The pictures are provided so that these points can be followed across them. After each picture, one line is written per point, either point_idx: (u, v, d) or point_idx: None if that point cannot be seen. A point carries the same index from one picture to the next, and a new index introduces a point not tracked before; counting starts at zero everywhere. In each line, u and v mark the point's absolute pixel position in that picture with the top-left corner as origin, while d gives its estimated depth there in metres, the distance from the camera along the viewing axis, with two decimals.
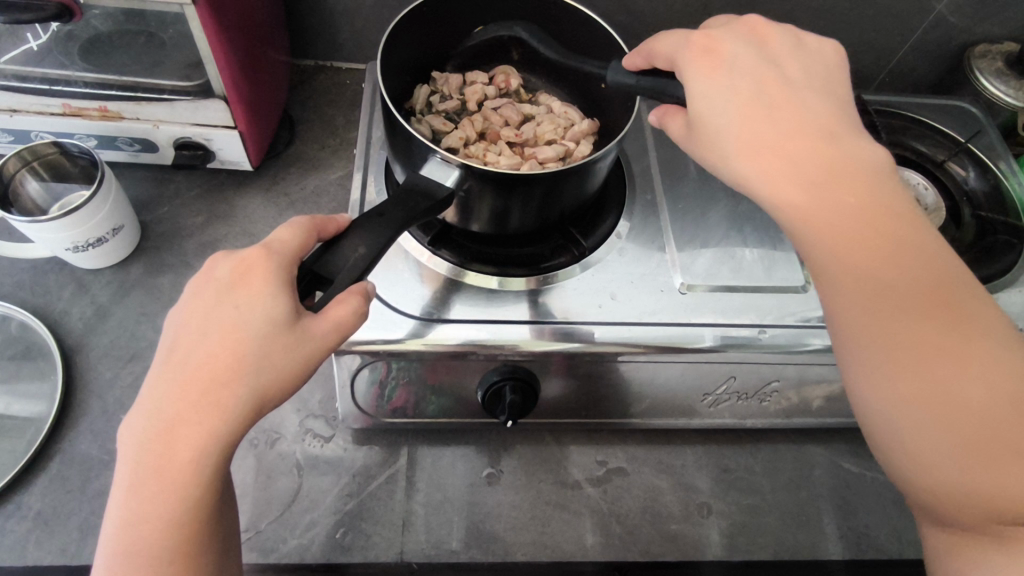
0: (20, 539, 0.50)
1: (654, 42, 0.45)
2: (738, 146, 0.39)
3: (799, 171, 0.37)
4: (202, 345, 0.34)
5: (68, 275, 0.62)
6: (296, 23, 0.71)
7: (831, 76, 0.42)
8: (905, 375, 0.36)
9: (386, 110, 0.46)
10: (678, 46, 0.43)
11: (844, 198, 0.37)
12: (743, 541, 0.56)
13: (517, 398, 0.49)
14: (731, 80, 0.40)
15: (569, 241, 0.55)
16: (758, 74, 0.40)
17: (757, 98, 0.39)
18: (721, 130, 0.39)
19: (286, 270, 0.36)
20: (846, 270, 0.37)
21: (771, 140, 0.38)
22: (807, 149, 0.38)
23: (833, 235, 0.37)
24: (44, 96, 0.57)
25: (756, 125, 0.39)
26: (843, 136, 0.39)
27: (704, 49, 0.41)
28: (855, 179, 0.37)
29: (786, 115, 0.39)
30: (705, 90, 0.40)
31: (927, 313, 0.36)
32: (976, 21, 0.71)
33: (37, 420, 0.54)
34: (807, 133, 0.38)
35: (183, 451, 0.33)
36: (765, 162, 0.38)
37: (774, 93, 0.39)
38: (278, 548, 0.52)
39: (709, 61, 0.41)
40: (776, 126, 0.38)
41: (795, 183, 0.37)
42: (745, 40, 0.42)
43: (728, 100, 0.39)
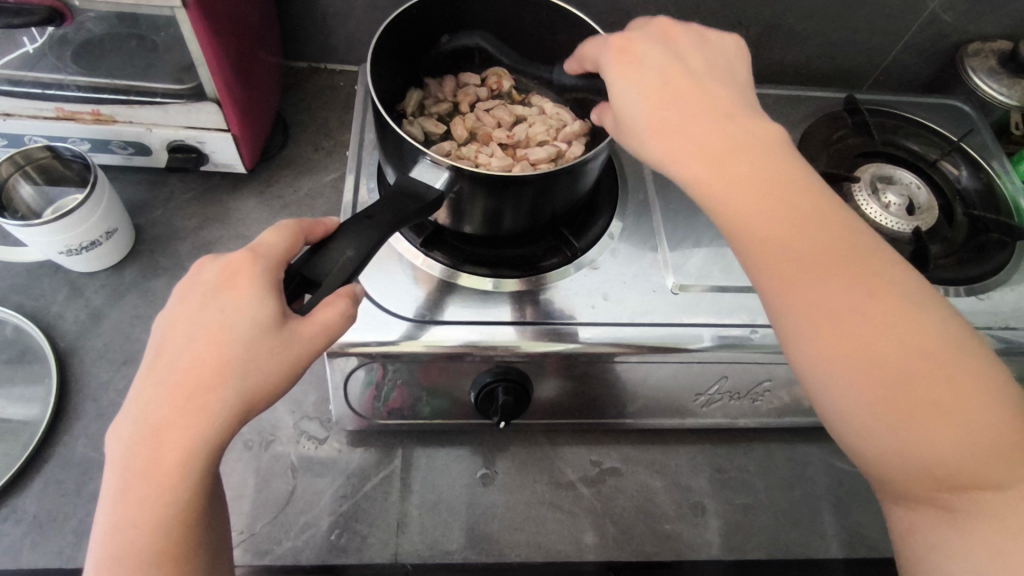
0: (16, 542, 0.50)
1: (582, 46, 0.46)
2: (650, 133, 0.39)
3: (706, 155, 0.38)
4: (189, 349, 0.34)
5: (63, 278, 0.62)
6: (289, 26, 0.71)
7: (735, 65, 0.44)
8: (833, 348, 0.35)
9: (376, 113, 0.47)
10: (596, 48, 0.44)
11: (752, 178, 0.37)
12: (738, 540, 0.56)
13: (510, 399, 0.49)
14: (640, 71, 0.41)
15: (561, 241, 0.55)
16: (664, 65, 0.41)
17: (665, 87, 0.40)
18: (635, 120, 0.40)
19: (273, 273, 0.37)
20: (761, 247, 0.37)
21: (677, 124, 0.39)
22: (711, 132, 0.39)
23: (748, 213, 0.37)
24: (36, 100, 0.57)
25: (666, 115, 0.39)
26: (750, 123, 0.39)
27: (620, 45, 0.42)
28: (760, 160, 0.38)
29: (691, 103, 0.39)
30: (618, 88, 0.41)
31: (843, 283, 0.36)
32: (967, 20, 0.71)
33: (32, 423, 0.55)
34: (714, 117, 0.39)
35: (171, 454, 0.33)
36: (674, 150, 0.38)
37: (681, 81, 0.40)
38: (272, 550, 0.52)
39: (621, 60, 0.42)
40: (683, 111, 0.39)
41: (704, 164, 0.38)
42: (656, 37, 0.43)
43: (640, 90, 0.40)
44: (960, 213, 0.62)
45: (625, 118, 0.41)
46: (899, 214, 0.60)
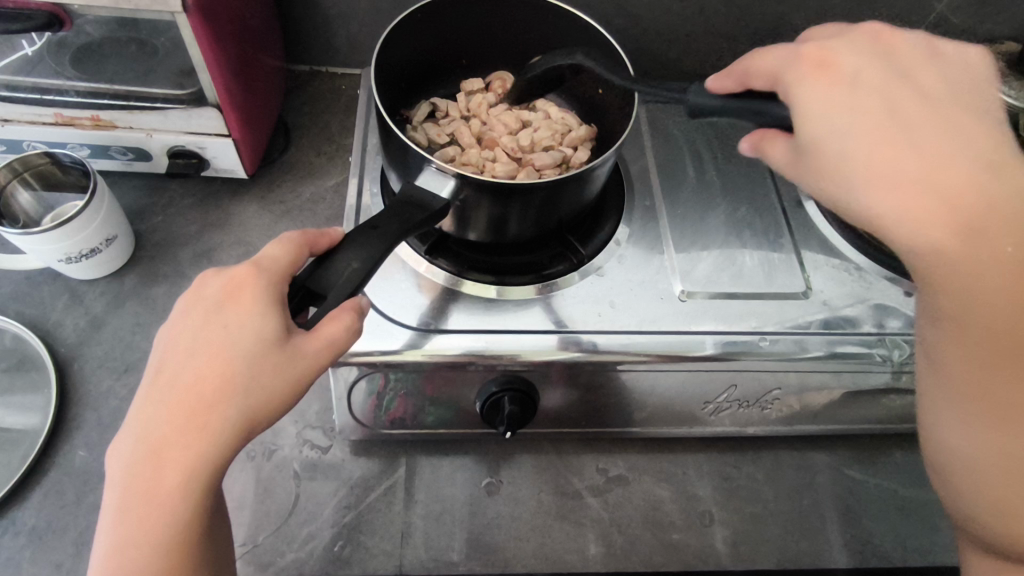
0: (15, 554, 0.50)
1: (753, 58, 0.40)
2: (872, 183, 0.34)
3: (956, 219, 0.34)
4: (191, 365, 0.34)
5: (62, 285, 0.61)
6: (290, 29, 0.70)
7: (965, 87, 0.39)
8: (1008, 436, 0.36)
9: (380, 119, 0.46)
10: (786, 61, 0.38)
11: (1008, 256, 0.34)
12: (746, 550, 0.55)
13: (515, 410, 0.48)
14: (858, 99, 0.35)
15: (567, 249, 0.55)
16: (889, 93, 0.36)
17: (893, 124, 0.35)
18: (852, 161, 0.35)
19: (276, 288, 0.36)
20: (976, 328, 0.35)
21: (920, 179, 0.34)
22: (943, 185, 0.34)
23: (978, 294, 0.35)
24: (35, 105, 0.56)
25: (903, 161, 0.34)
26: (1008, 171, 0.35)
27: (815, 61, 0.37)
28: (1016, 230, 0.34)
29: (931, 148, 0.35)
30: (830, 116, 0.35)
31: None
32: (975, 22, 0.70)
33: (32, 433, 0.54)
34: (958, 168, 0.34)
35: (171, 474, 0.33)
36: (915, 207, 0.34)
37: (911, 118, 0.35)
38: (275, 562, 0.51)
39: (828, 78, 0.36)
40: (923, 159, 0.34)
41: (951, 229, 0.34)
42: (869, 54, 0.38)
43: (856, 126, 0.35)
44: None
45: (834, 155, 0.35)
46: None
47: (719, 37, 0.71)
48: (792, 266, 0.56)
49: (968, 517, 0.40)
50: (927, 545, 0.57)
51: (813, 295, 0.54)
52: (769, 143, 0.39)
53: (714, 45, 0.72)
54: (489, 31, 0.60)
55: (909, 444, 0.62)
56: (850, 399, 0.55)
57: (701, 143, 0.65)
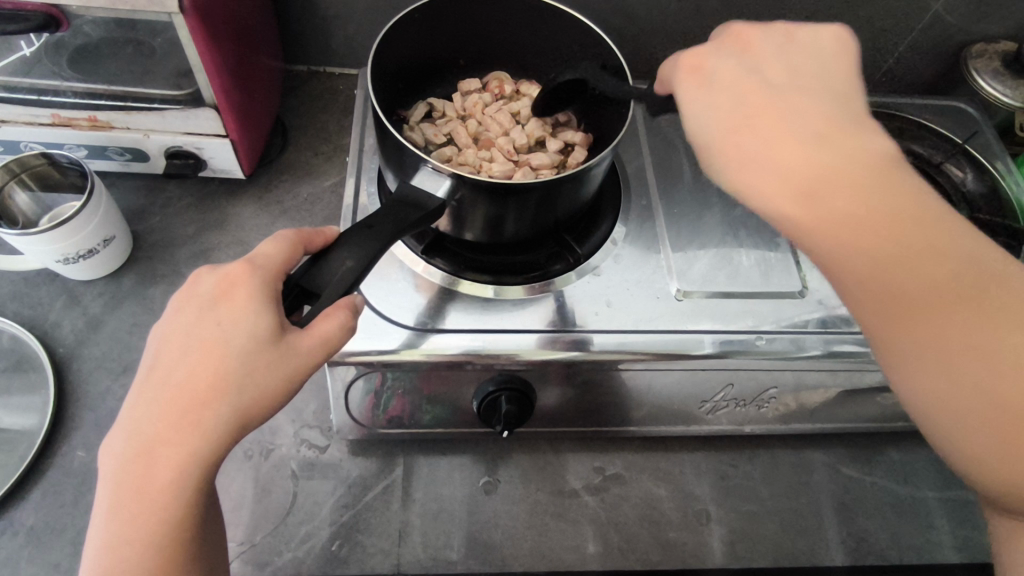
0: (13, 554, 0.50)
1: (660, 66, 0.43)
2: (730, 169, 0.36)
3: (797, 188, 0.34)
4: (184, 363, 0.34)
5: (60, 286, 0.61)
6: (287, 29, 0.70)
7: (831, 67, 0.39)
8: (949, 394, 0.33)
9: (377, 119, 0.46)
10: (670, 70, 0.41)
11: (863, 214, 0.33)
12: (743, 548, 0.55)
13: (512, 409, 0.49)
14: (714, 97, 0.38)
15: (564, 248, 0.55)
16: (740, 86, 0.38)
17: (740, 111, 0.37)
18: (711, 154, 0.37)
19: (271, 285, 0.36)
20: (866, 285, 0.34)
21: (766, 161, 0.35)
22: (776, 161, 0.35)
23: (841, 256, 0.34)
24: (32, 106, 0.56)
25: (747, 145, 0.36)
26: (842, 142, 0.35)
27: (691, 65, 0.40)
28: (862, 188, 0.34)
29: (772, 130, 0.36)
30: (693, 115, 0.38)
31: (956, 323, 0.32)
32: (970, 21, 0.70)
33: (30, 433, 0.54)
34: (799, 141, 0.35)
35: (164, 470, 0.33)
36: (764, 186, 0.35)
37: (761, 102, 0.37)
38: (273, 561, 0.51)
39: (692, 83, 0.39)
40: (766, 138, 0.36)
41: (796, 199, 0.34)
42: (729, 52, 0.40)
43: (713, 118, 0.37)
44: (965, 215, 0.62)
45: (702, 152, 0.38)
46: None
47: None
48: (788, 265, 0.56)
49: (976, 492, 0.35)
50: (923, 543, 0.57)
51: (809, 294, 0.54)
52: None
53: None
54: (486, 31, 0.60)
55: (906, 443, 0.62)
56: (847, 398, 0.55)
57: None
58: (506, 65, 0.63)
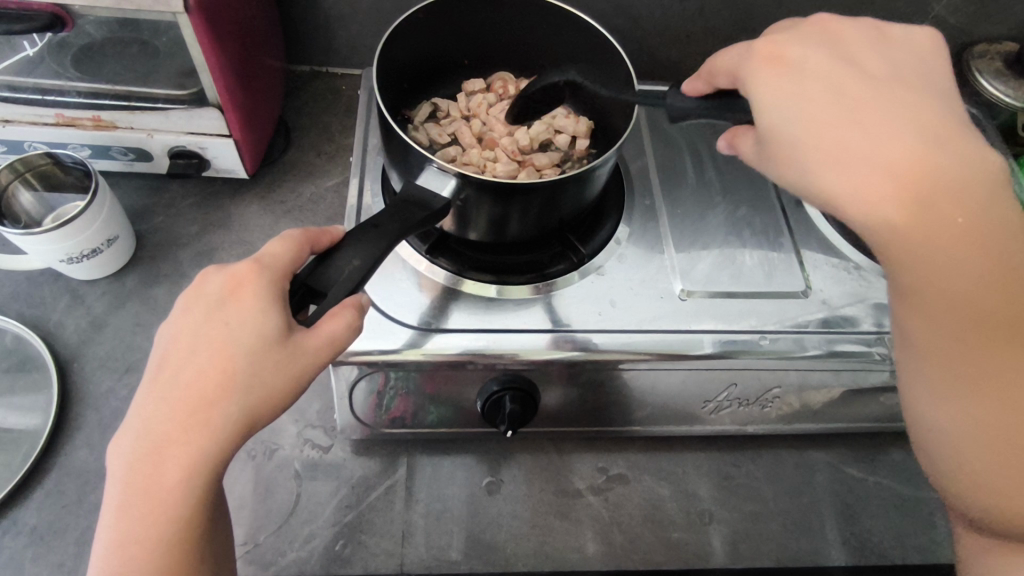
0: (17, 554, 0.50)
1: (715, 59, 0.43)
2: (826, 166, 0.36)
3: (905, 189, 0.35)
4: (192, 362, 0.34)
5: (63, 286, 0.61)
6: (290, 28, 0.70)
7: (922, 66, 0.41)
8: (973, 406, 0.37)
9: (382, 118, 0.46)
10: (741, 60, 0.41)
11: (959, 226, 0.35)
12: (746, 548, 0.56)
13: (516, 409, 0.48)
14: (808, 88, 0.38)
15: (568, 248, 0.55)
16: (835, 78, 0.38)
17: (835, 105, 0.37)
18: (805, 147, 0.37)
19: (277, 284, 0.36)
20: (926, 297, 0.36)
21: (876, 157, 0.35)
22: (882, 162, 0.35)
23: (921, 266, 0.35)
24: (36, 106, 0.56)
25: (851, 139, 0.36)
26: (953, 146, 0.36)
27: (771, 55, 0.40)
28: (964, 196, 0.35)
29: (879, 126, 0.36)
30: (779, 106, 0.38)
31: (995, 352, 0.36)
32: (972, 22, 0.70)
33: (33, 433, 0.54)
34: (904, 141, 0.35)
35: (172, 470, 0.33)
36: (870, 182, 0.35)
37: (862, 102, 0.37)
38: (277, 561, 0.51)
39: (776, 70, 0.39)
40: (869, 136, 0.36)
41: (896, 202, 0.35)
42: (819, 44, 0.40)
43: (800, 112, 0.37)
44: None
45: (788, 148, 0.38)
46: None
47: (717, 38, 0.72)
48: (791, 265, 0.56)
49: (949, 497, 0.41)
50: (925, 544, 0.57)
51: (812, 294, 0.54)
52: (740, 136, 0.42)
53: (714, 46, 0.72)
54: (490, 32, 0.60)
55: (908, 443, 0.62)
56: (850, 398, 0.55)
57: (702, 143, 0.65)
58: (510, 66, 0.63)
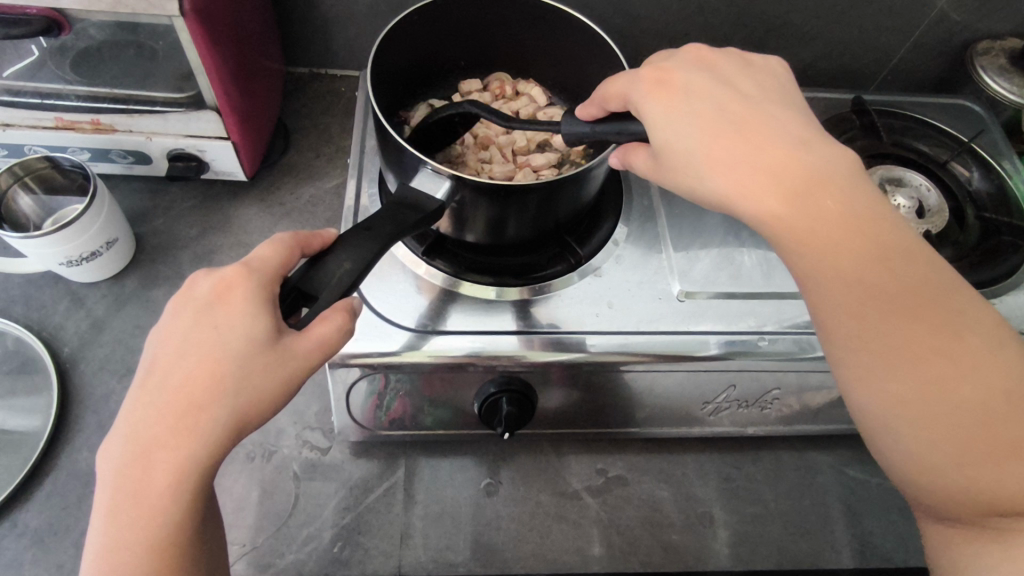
0: (18, 555, 0.50)
1: (605, 87, 0.43)
2: (722, 171, 0.37)
3: (787, 189, 0.37)
4: (181, 366, 0.34)
5: (63, 289, 0.61)
6: (288, 30, 0.70)
7: (787, 84, 0.43)
8: (903, 391, 0.37)
9: (376, 119, 0.46)
10: (629, 85, 0.41)
11: (840, 215, 0.37)
12: (747, 550, 0.55)
13: (514, 411, 0.48)
14: (689, 104, 0.39)
15: (566, 249, 0.55)
16: (713, 96, 0.39)
17: (722, 121, 0.38)
18: (700, 157, 0.38)
19: (267, 288, 0.36)
20: (832, 288, 0.37)
21: (756, 163, 0.37)
22: (768, 163, 0.37)
23: (822, 257, 0.37)
24: (35, 110, 0.56)
25: (734, 148, 0.37)
26: (816, 148, 0.38)
27: (654, 79, 0.40)
28: (845, 185, 0.37)
29: (756, 135, 0.38)
30: (668, 123, 0.39)
31: (909, 333, 0.37)
32: (976, 19, 0.69)
33: (34, 435, 0.54)
34: (778, 145, 0.37)
35: (161, 475, 0.33)
36: (753, 185, 0.37)
37: (742, 114, 0.39)
38: (276, 563, 0.51)
39: (660, 91, 0.40)
40: (747, 145, 0.37)
41: (782, 197, 0.37)
42: (693, 65, 0.42)
43: (690, 127, 0.38)
44: (971, 215, 0.62)
45: (685, 161, 0.38)
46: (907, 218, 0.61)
47: (717, 37, 0.71)
48: None
49: (911, 495, 0.40)
50: None
51: None
52: (632, 153, 0.43)
53: (713, 43, 0.72)
54: (485, 32, 0.59)
55: None
56: None
57: None
58: (508, 65, 0.63)
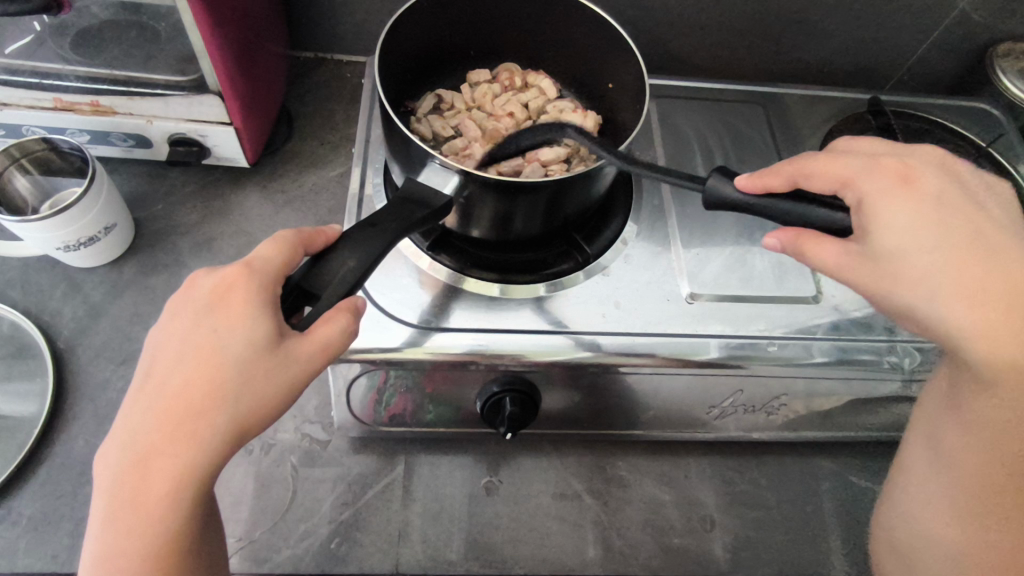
0: (11, 544, 0.49)
1: (812, 160, 0.40)
2: (961, 295, 0.36)
3: (976, 301, 0.36)
4: (180, 370, 0.33)
5: (60, 273, 0.60)
6: (294, 14, 0.68)
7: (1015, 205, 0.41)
8: (982, 511, 0.40)
9: (383, 110, 0.44)
10: (854, 167, 0.39)
11: (1017, 349, 0.36)
12: (747, 556, 0.55)
13: (516, 411, 0.47)
14: (917, 205, 0.36)
15: (572, 247, 0.54)
16: (955, 201, 0.37)
17: (948, 226, 0.36)
18: (937, 269, 0.36)
19: (269, 289, 0.35)
20: (984, 422, 0.39)
21: (946, 273, 0.36)
22: (1011, 300, 0.36)
23: (1005, 396, 0.37)
24: (33, 90, 0.55)
25: (941, 256, 0.36)
26: None
27: (899, 172, 0.38)
28: None
29: (972, 246, 0.36)
30: (903, 219, 0.36)
31: (1019, 481, 0.39)
32: (999, 20, 0.68)
33: (28, 422, 0.53)
34: (992, 264, 0.36)
35: (159, 482, 0.32)
36: (931, 287, 0.36)
37: (995, 244, 0.37)
38: (271, 558, 0.51)
39: (900, 185, 0.37)
40: (945, 251, 0.36)
41: (1011, 338, 0.36)
42: (941, 170, 0.39)
43: (931, 241, 0.36)
44: None
45: (917, 267, 0.36)
46: None
47: (733, 31, 0.70)
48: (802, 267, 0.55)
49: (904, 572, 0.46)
50: None
51: (823, 299, 0.53)
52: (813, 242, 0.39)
53: (729, 37, 0.70)
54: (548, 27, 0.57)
55: None
56: (857, 404, 0.54)
57: (712, 136, 0.63)
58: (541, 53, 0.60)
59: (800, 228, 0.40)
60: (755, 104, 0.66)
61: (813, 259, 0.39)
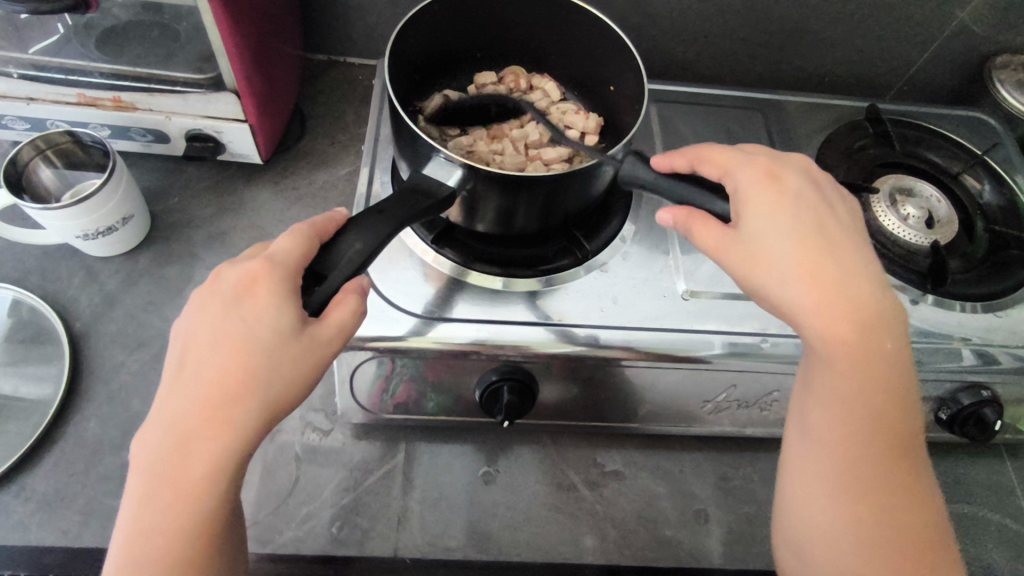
0: (25, 519, 0.51)
1: (705, 152, 0.46)
2: (799, 275, 0.40)
3: (810, 281, 0.39)
4: (211, 359, 0.35)
5: (79, 262, 0.62)
6: (309, 18, 0.71)
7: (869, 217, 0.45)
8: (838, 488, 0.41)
9: (393, 108, 0.46)
10: (737, 161, 0.44)
11: (846, 324, 0.39)
12: (739, 550, 0.56)
13: (514, 400, 0.49)
14: (774, 197, 0.41)
15: (572, 243, 0.55)
16: (804, 197, 0.42)
17: (795, 216, 0.41)
18: (783, 250, 0.40)
19: (291, 280, 0.37)
20: (845, 397, 0.40)
21: (791, 255, 0.40)
22: (836, 284, 0.40)
23: (842, 372, 0.40)
24: (58, 85, 0.58)
25: (786, 242, 0.40)
26: (860, 278, 0.40)
27: (766, 172, 0.43)
28: (888, 351, 0.40)
29: (812, 234, 0.40)
30: (760, 209, 0.41)
31: (880, 450, 0.41)
32: (997, 31, 0.69)
33: (44, 403, 0.55)
34: (826, 252, 0.40)
35: (197, 463, 0.34)
36: (774, 266, 0.40)
37: (834, 237, 0.41)
38: (275, 539, 0.52)
39: (765, 181, 0.42)
40: (792, 236, 0.40)
41: (837, 315, 0.39)
42: (800, 172, 0.44)
43: (788, 231, 0.40)
44: (980, 227, 0.61)
45: (766, 248, 0.40)
46: (918, 227, 0.60)
47: (734, 40, 0.71)
48: None
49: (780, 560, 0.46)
50: None
51: None
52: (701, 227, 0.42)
53: (730, 45, 0.72)
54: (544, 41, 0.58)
55: None
56: None
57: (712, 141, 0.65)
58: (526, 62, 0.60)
59: (691, 211, 0.43)
60: (755, 111, 0.68)
61: (697, 241, 0.43)
